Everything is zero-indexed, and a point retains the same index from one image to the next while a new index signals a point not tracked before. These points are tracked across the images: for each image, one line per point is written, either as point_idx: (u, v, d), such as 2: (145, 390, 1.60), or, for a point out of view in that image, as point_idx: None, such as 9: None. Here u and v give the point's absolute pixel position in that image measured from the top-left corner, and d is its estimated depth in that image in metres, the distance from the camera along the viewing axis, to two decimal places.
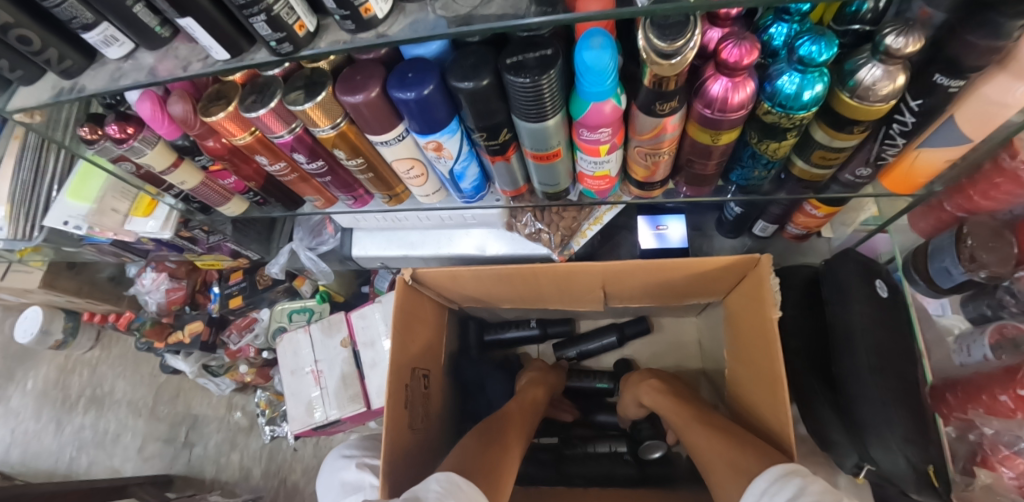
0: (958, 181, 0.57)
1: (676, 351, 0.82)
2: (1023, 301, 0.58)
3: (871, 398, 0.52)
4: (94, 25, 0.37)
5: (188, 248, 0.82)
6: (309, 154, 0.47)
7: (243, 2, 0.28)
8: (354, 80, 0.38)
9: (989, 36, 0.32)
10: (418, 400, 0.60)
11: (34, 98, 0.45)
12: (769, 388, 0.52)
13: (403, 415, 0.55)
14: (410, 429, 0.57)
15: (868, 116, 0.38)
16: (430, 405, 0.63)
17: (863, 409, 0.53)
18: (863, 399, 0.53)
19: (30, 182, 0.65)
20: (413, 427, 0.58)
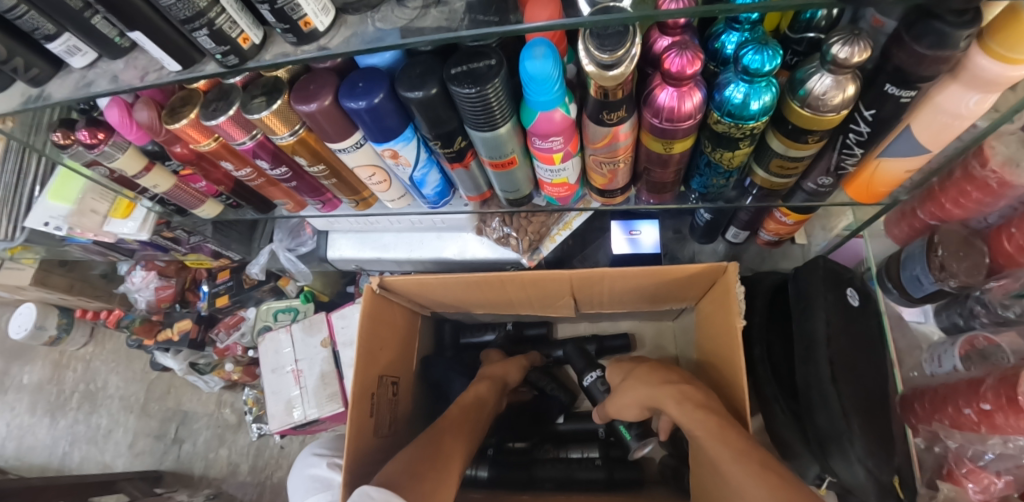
0: (928, 185, 0.57)
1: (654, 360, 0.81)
2: (993, 313, 0.59)
3: (833, 408, 0.52)
4: (56, 35, 0.38)
5: (171, 248, 0.83)
6: (272, 160, 0.47)
7: (184, 16, 0.29)
8: (308, 89, 0.38)
9: (934, 47, 0.31)
10: (385, 403, 0.61)
11: (4, 105, 0.46)
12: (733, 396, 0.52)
13: (368, 422, 0.55)
14: (375, 431, 0.57)
15: (820, 126, 0.38)
16: (398, 406, 0.64)
17: (826, 418, 0.53)
18: (823, 408, 0.53)
19: (13, 183, 0.66)
20: (379, 431, 0.58)
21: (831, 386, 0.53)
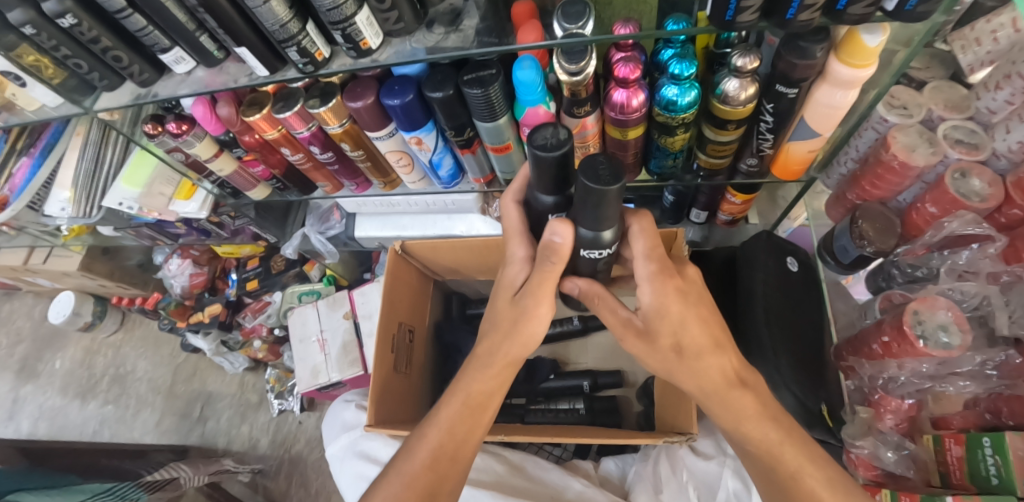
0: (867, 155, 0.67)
1: None
2: (908, 273, 0.67)
3: (766, 343, 0.68)
4: (169, 48, 0.51)
5: (215, 232, 0.96)
6: (322, 146, 0.60)
7: (282, 37, 0.43)
8: (355, 90, 0.52)
9: (801, 57, 0.44)
10: (403, 349, 0.73)
11: (114, 102, 0.59)
12: None
13: (390, 359, 0.68)
14: (395, 370, 0.70)
15: (735, 116, 0.51)
16: (413, 354, 0.77)
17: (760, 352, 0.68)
18: (760, 344, 0.68)
19: (91, 171, 0.79)
20: (397, 369, 0.71)
21: (765, 328, 0.68)
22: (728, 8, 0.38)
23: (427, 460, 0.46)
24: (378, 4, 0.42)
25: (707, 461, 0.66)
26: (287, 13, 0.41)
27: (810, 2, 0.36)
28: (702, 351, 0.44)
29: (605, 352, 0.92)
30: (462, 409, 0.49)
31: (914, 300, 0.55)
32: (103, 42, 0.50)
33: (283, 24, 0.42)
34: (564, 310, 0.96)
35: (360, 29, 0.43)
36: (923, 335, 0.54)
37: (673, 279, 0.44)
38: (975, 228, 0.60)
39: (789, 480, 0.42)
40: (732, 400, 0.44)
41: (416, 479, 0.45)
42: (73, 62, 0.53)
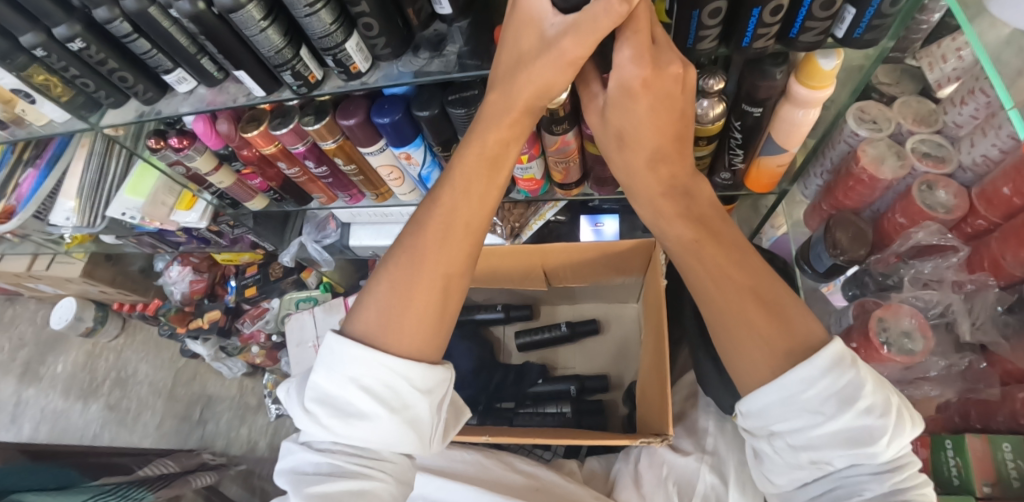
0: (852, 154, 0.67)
1: (620, 337, 0.94)
2: (879, 280, 0.70)
3: None
4: (172, 69, 0.54)
5: (215, 240, 0.98)
6: (317, 160, 0.63)
7: (278, 63, 0.47)
8: (348, 108, 0.55)
9: (763, 78, 0.46)
10: None
11: (120, 118, 0.62)
12: (659, 346, 0.67)
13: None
14: None
15: (706, 133, 0.54)
16: None
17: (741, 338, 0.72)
18: None
19: (95, 181, 0.82)
20: None
21: None
22: (688, 35, 0.41)
23: (424, 294, 0.49)
24: (366, 32, 0.45)
25: (684, 457, 0.68)
26: (282, 40, 0.45)
27: (762, 31, 0.39)
28: (654, 161, 0.50)
29: (593, 357, 0.94)
30: (451, 221, 0.51)
31: (879, 308, 0.58)
32: (110, 64, 0.53)
33: (278, 50, 0.45)
34: (554, 317, 0.98)
35: (350, 54, 0.46)
36: (888, 342, 0.57)
37: (642, 83, 0.42)
38: (940, 238, 0.63)
39: (740, 325, 0.47)
40: (663, 207, 0.52)
41: (426, 312, 0.48)
42: (81, 81, 0.56)
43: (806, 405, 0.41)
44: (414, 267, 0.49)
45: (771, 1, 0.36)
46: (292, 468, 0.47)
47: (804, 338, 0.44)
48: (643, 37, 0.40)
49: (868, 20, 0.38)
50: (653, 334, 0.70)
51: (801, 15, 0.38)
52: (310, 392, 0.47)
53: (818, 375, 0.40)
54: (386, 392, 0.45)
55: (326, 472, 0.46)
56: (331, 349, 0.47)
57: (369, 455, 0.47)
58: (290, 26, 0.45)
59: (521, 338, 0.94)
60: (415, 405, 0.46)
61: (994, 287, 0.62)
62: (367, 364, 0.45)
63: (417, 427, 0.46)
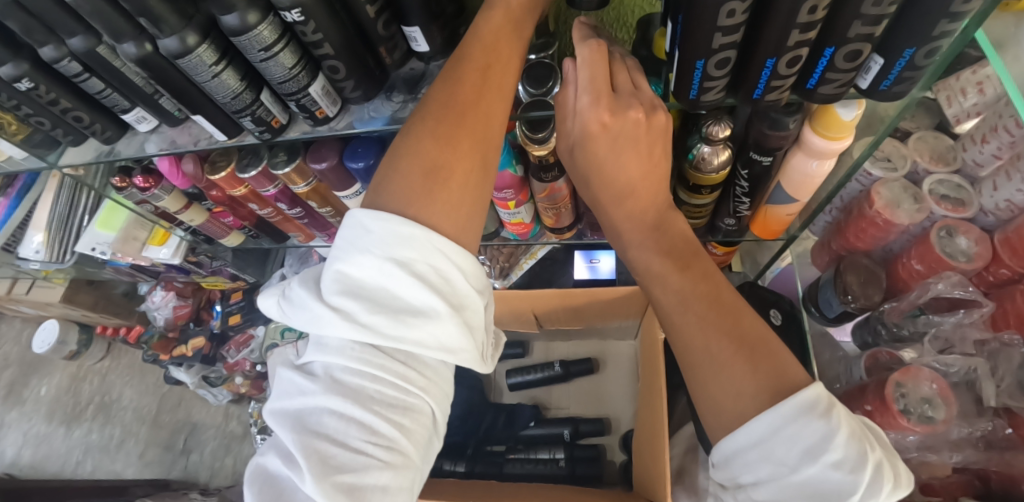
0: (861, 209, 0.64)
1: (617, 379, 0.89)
2: (892, 331, 0.66)
3: None
4: (130, 109, 0.50)
5: (194, 271, 0.94)
6: (290, 202, 0.60)
7: (237, 108, 0.42)
8: (320, 151, 0.51)
9: (773, 127, 0.43)
10: None
11: (80, 157, 0.58)
12: (657, 403, 0.62)
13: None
14: None
15: (709, 181, 0.50)
16: None
17: None
18: None
19: (65, 214, 0.78)
20: None
21: None
22: (691, 87, 0.37)
23: (468, 165, 0.38)
24: (332, 74, 0.41)
25: None
26: (239, 84, 0.40)
27: (775, 84, 0.35)
28: (622, 196, 0.42)
29: (589, 400, 0.88)
30: (490, 78, 0.39)
31: (897, 371, 0.54)
32: (62, 103, 0.49)
33: (236, 94, 0.41)
34: (547, 355, 0.92)
35: (315, 99, 0.42)
36: (907, 410, 0.52)
37: (601, 126, 0.37)
38: (962, 291, 0.59)
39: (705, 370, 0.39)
40: (631, 238, 0.45)
41: (465, 196, 0.37)
42: (35, 119, 0.52)
43: (769, 455, 0.33)
44: (453, 133, 0.38)
45: (787, 52, 0.32)
46: (300, 415, 0.33)
47: (787, 381, 0.35)
48: (600, 84, 0.37)
49: (898, 71, 0.33)
50: (651, 387, 0.66)
51: (821, 65, 0.34)
52: (327, 285, 0.34)
53: (785, 422, 0.33)
54: (441, 288, 0.34)
55: (356, 430, 0.32)
56: (361, 227, 0.35)
57: (411, 402, 0.33)
58: (248, 69, 0.41)
59: (513, 377, 0.89)
60: (472, 306, 0.35)
61: (1019, 347, 0.56)
62: (419, 245, 0.34)
63: (474, 336, 0.35)
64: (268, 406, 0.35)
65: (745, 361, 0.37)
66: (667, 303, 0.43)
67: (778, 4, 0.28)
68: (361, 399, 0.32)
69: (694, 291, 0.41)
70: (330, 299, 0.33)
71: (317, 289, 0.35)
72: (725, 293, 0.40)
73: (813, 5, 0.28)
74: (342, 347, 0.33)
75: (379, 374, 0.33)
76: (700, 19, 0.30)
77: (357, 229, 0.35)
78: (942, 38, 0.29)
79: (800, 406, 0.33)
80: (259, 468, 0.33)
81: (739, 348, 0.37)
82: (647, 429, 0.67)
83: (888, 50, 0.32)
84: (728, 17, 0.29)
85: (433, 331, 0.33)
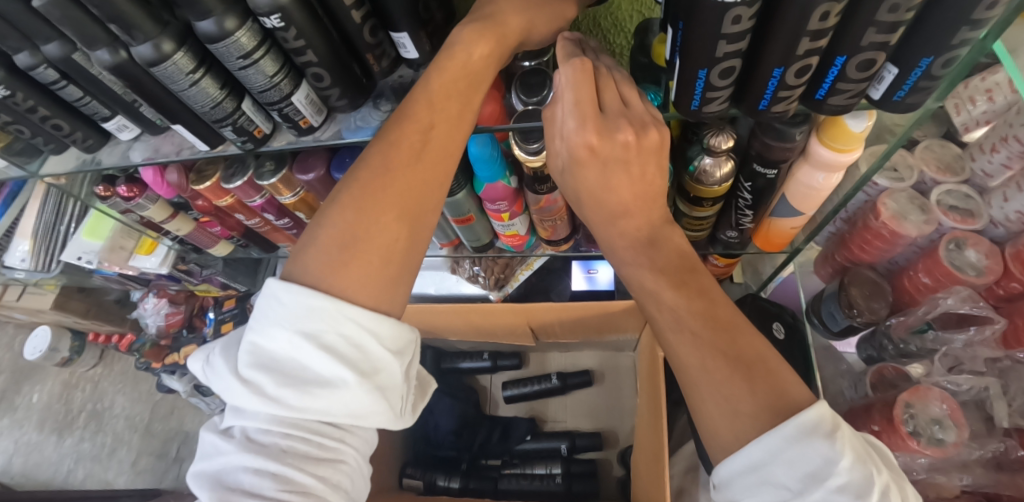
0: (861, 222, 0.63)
1: (615, 391, 0.87)
2: (898, 346, 0.65)
3: None
4: (111, 116, 0.48)
5: (185, 279, 0.92)
6: (277, 213, 0.58)
7: (218, 118, 0.41)
8: (306, 161, 0.49)
9: (778, 139, 0.41)
10: None
11: (61, 166, 0.56)
12: (656, 421, 0.60)
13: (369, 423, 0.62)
14: None
15: (710, 193, 0.48)
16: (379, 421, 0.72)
17: None
18: None
19: (51, 222, 0.76)
20: None
21: None
22: (692, 97, 0.35)
23: (390, 227, 0.38)
24: (317, 82, 0.39)
25: None
26: (220, 93, 0.39)
27: (783, 94, 0.33)
28: (617, 216, 0.40)
29: (586, 413, 0.86)
30: (426, 135, 0.38)
31: (906, 391, 0.52)
32: (41, 112, 0.47)
33: (216, 103, 0.39)
34: (544, 366, 0.90)
35: (299, 108, 0.40)
36: (916, 432, 0.50)
37: (589, 150, 0.36)
38: (971, 307, 0.56)
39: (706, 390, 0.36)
40: (624, 254, 0.42)
41: (385, 259, 0.37)
42: (13, 127, 0.49)
43: (768, 480, 0.32)
44: (377, 196, 0.38)
45: (796, 62, 0.30)
46: (216, 476, 0.34)
47: (787, 398, 0.33)
48: (586, 108, 0.35)
49: (913, 81, 0.31)
50: (651, 405, 0.63)
51: (831, 75, 0.32)
52: (241, 358, 0.35)
53: (784, 446, 0.31)
54: (350, 355, 0.35)
55: (271, 484, 0.33)
56: (273, 297, 0.35)
57: (327, 454, 0.35)
58: (228, 77, 0.39)
59: (509, 390, 0.87)
60: (387, 369, 0.36)
61: None
62: (327, 316, 0.34)
63: (389, 398, 0.36)
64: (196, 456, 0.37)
65: (742, 379, 0.34)
66: (662, 322, 0.40)
67: (787, 10, 0.27)
68: (274, 455, 0.33)
69: (690, 310, 0.38)
70: (242, 371, 0.34)
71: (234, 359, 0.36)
72: (722, 309, 0.38)
73: (826, 11, 0.26)
74: (256, 413, 0.34)
75: (292, 432, 0.34)
76: (703, 27, 0.28)
77: (271, 300, 0.36)
78: (962, 46, 0.28)
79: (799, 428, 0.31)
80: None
81: (736, 367, 0.35)
82: (647, 447, 0.64)
83: (903, 58, 0.30)
84: (734, 24, 0.28)
85: (341, 398, 0.34)
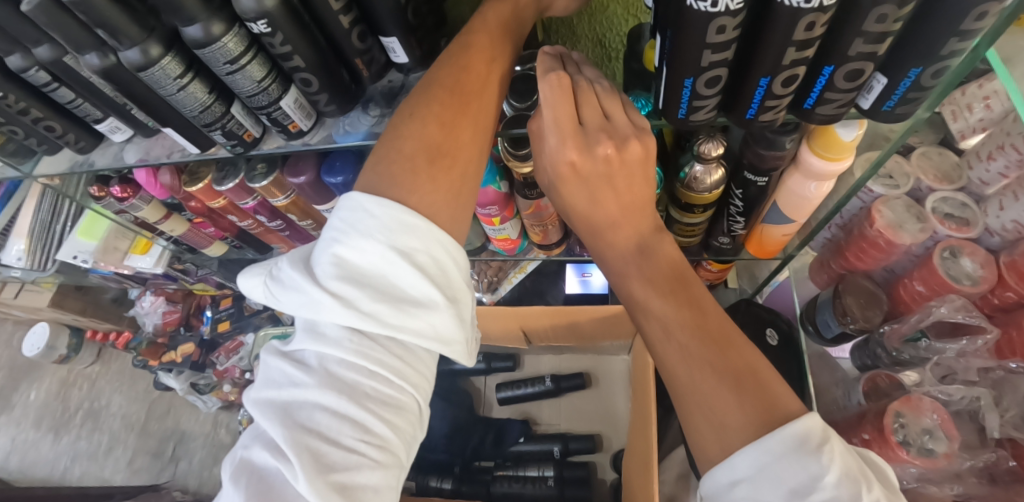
0: (856, 233, 0.63)
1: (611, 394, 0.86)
2: (891, 354, 0.63)
3: None
4: (103, 118, 0.48)
5: (180, 279, 0.92)
6: (270, 214, 0.58)
7: (206, 121, 0.40)
8: (297, 165, 0.49)
9: (769, 148, 0.41)
10: None
11: (54, 167, 0.56)
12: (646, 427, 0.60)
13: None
14: None
15: (702, 200, 0.48)
16: None
17: None
18: None
19: (47, 221, 0.76)
20: None
21: None
22: (681, 106, 0.35)
23: (469, 148, 0.37)
24: (305, 87, 0.39)
25: None
26: (208, 96, 0.39)
27: (771, 103, 0.33)
28: (607, 228, 0.40)
29: (581, 417, 0.86)
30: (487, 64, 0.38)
31: (898, 400, 0.51)
32: (33, 113, 0.47)
33: (205, 107, 0.39)
34: (538, 369, 0.90)
35: (288, 112, 0.40)
36: (906, 441, 0.50)
37: (571, 167, 0.36)
38: (966, 316, 0.57)
39: (695, 400, 0.35)
40: (613, 262, 0.41)
41: (460, 183, 0.37)
42: (6, 129, 0.49)
43: (757, 496, 0.30)
44: (454, 116, 0.37)
45: (784, 71, 0.30)
46: (287, 407, 0.30)
47: (777, 411, 0.32)
48: (565, 125, 0.35)
49: (902, 92, 0.31)
50: (641, 412, 0.63)
51: (820, 84, 0.32)
52: (322, 270, 0.32)
53: (772, 459, 0.30)
54: (441, 280, 0.33)
55: (348, 428, 0.30)
56: (362, 211, 0.33)
57: (398, 397, 0.32)
58: (217, 81, 0.39)
59: (502, 392, 0.87)
60: (464, 299, 0.35)
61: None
62: (423, 234, 0.33)
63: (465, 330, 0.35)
64: (250, 390, 0.33)
65: (730, 390, 0.33)
66: (651, 331, 0.39)
67: (772, 20, 0.26)
68: (356, 395, 0.30)
69: (678, 320, 0.37)
70: (329, 284, 0.31)
71: (309, 271, 0.33)
72: (711, 319, 0.37)
73: (810, 22, 0.26)
74: (340, 338, 0.31)
75: (376, 369, 0.31)
76: (687, 36, 0.28)
77: (355, 214, 0.33)
78: (949, 58, 0.27)
79: (793, 438, 0.30)
80: (242, 459, 0.31)
81: (726, 379, 0.34)
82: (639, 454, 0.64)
83: (892, 69, 0.30)
84: (718, 33, 0.27)
85: (431, 322, 0.32)
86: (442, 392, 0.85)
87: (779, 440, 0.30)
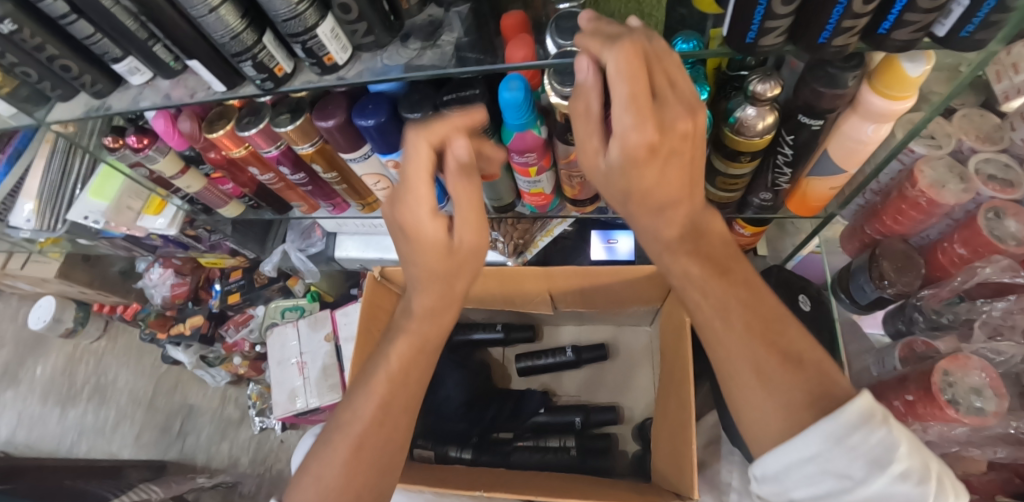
0: (893, 193, 0.62)
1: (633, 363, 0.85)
2: (931, 319, 0.63)
3: None
4: (122, 58, 0.45)
5: (192, 245, 0.90)
6: (293, 166, 0.55)
7: (235, 50, 0.38)
8: (326, 109, 0.46)
9: (829, 85, 0.39)
10: None
11: (69, 113, 0.54)
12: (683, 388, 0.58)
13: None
14: None
15: (751, 147, 0.46)
16: None
17: None
18: None
19: (57, 180, 0.74)
20: None
21: None
22: (749, 29, 0.33)
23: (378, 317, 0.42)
24: (343, 14, 0.37)
25: None
26: (238, 21, 0.36)
27: (846, 25, 0.31)
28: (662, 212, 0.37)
29: (602, 387, 0.85)
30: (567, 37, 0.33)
31: (944, 358, 0.51)
32: (49, 50, 0.44)
33: (235, 34, 0.36)
34: (558, 339, 0.89)
35: (323, 42, 0.38)
36: (954, 400, 0.49)
37: (648, 149, 0.33)
38: (1012, 277, 0.55)
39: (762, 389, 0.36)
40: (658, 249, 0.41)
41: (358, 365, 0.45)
42: (20, 70, 0.47)
43: (829, 469, 0.31)
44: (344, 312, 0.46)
45: None
46: None
47: (834, 392, 0.34)
48: (642, 102, 0.32)
49: (988, 11, 0.29)
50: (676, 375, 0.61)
51: (901, 2, 0.30)
52: None
53: (844, 433, 0.31)
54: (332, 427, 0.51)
55: None
56: None
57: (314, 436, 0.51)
58: (249, 5, 0.37)
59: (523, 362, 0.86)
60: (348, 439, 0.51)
61: None
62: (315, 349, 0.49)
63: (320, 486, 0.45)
64: None
65: (789, 371, 0.36)
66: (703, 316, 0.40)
67: None
68: None
69: (734, 299, 0.38)
70: None
71: None
72: (764, 300, 0.38)
73: None
74: None
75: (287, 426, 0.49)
76: None
77: None
78: None
79: (859, 412, 0.31)
80: None
81: (788, 364, 0.36)
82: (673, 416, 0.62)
83: None
84: None
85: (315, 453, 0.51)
86: (461, 361, 0.84)
87: (841, 414, 0.31)
